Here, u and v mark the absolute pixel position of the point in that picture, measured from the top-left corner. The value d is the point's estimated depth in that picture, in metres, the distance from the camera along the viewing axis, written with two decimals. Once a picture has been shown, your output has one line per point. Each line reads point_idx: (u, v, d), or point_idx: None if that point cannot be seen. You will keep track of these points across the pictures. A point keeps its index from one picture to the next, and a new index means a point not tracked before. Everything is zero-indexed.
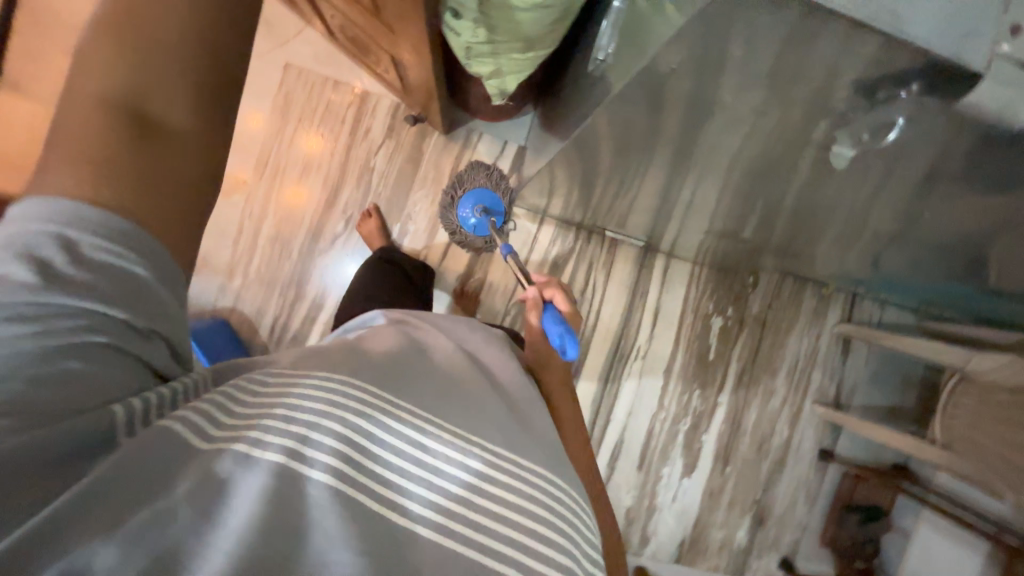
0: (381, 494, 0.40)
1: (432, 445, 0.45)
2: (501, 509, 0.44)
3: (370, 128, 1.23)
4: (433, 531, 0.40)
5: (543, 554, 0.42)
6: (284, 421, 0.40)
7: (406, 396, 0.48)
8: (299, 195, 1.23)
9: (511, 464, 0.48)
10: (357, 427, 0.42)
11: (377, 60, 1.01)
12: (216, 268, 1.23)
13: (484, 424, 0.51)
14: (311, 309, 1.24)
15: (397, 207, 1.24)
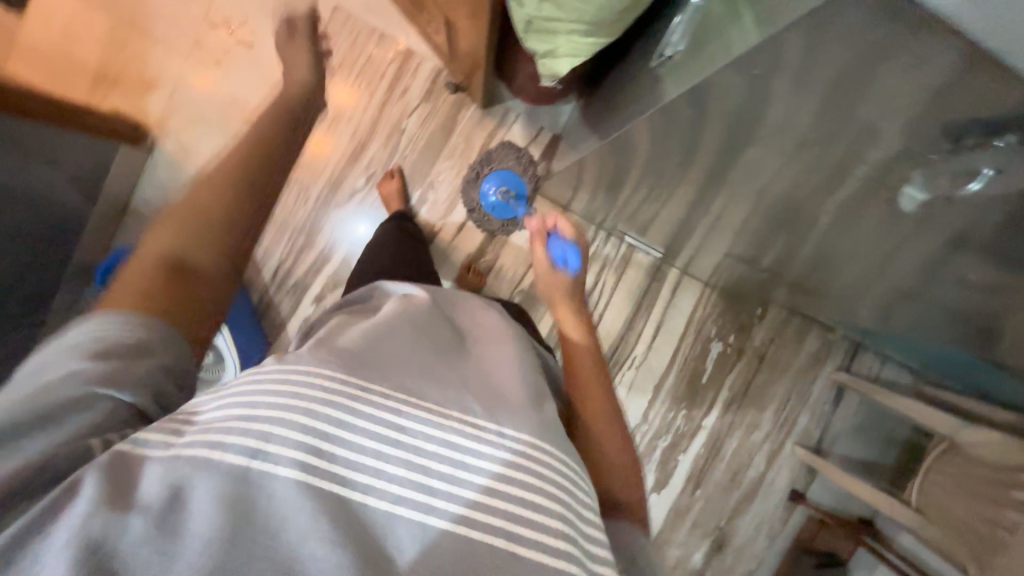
0: (350, 476, 0.38)
1: (407, 421, 0.42)
2: (488, 482, 0.41)
3: (408, 89, 1.20)
4: (410, 508, 0.38)
5: (538, 524, 0.39)
6: (244, 418, 0.39)
7: (382, 374, 0.45)
8: (325, 144, 1.22)
9: (502, 430, 0.44)
10: (321, 411, 0.40)
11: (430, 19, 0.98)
12: None
13: (469, 395, 0.46)
14: (317, 260, 1.22)
15: (420, 173, 1.21)
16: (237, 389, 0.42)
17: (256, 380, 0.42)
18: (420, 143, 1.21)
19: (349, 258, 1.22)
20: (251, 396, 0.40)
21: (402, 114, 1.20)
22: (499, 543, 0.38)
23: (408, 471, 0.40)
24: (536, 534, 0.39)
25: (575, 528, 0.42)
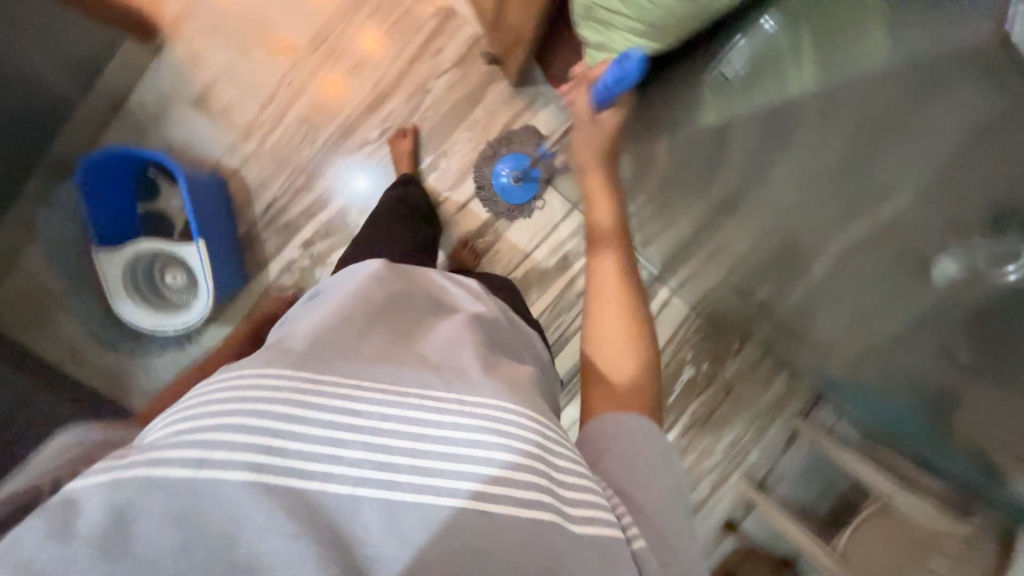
0: (303, 467, 0.37)
1: (356, 403, 0.40)
2: (450, 448, 0.40)
3: (441, 49, 1.15)
4: (370, 487, 0.37)
5: (507, 480, 0.39)
6: (189, 432, 0.38)
7: (334, 364, 0.43)
8: (344, 87, 1.17)
9: (459, 399, 0.43)
10: (266, 412, 0.38)
11: None
12: (235, 124, 1.17)
13: (423, 371, 0.45)
14: (312, 204, 1.17)
15: (437, 139, 1.18)
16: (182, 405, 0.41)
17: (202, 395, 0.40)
18: (442, 108, 1.17)
19: (345, 210, 1.17)
20: (194, 411, 0.39)
21: (430, 74, 1.16)
22: (467, 504, 0.38)
23: (364, 454, 0.38)
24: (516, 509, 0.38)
25: (550, 479, 0.41)
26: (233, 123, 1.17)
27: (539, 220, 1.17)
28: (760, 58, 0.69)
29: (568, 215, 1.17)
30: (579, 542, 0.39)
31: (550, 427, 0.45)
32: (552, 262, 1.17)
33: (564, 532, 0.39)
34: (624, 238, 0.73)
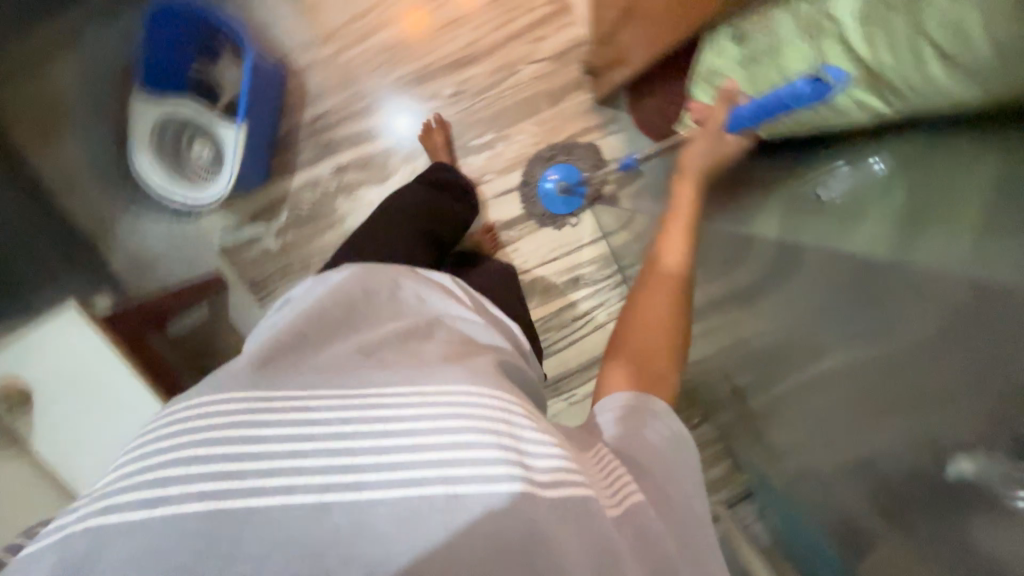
0: (263, 483, 0.34)
1: (308, 405, 0.38)
2: (415, 436, 0.37)
3: (543, 40, 1.13)
4: (339, 490, 0.34)
5: (483, 465, 0.36)
6: (140, 469, 0.35)
7: (286, 377, 0.41)
8: (436, 36, 1.14)
9: (418, 389, 0.41)
10: (214, 438, 0.36)
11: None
12: (317, 25, 1.13)
13: (376, 369, 0.43)
14: (359, 133, 1.14)
15: (502, 120, 1.15)
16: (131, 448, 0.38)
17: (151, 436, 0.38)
18: (521, 95, 1.15)
19: (387, 150, 1.14)
20: (141, 451, 0.36)
21: (523, 59, 1.14)
22: (441, 492, 0.35)
23: (328, 458, 0.35)
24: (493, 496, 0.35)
25: (522, 464, 0.38)
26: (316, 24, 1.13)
27: (563, 236, 1.19)
28: (853, 195, 0.54)
29: (595, 241, 1.20)
30: (553, 509, 0.37)
31: (517, 406, 0.43)
32: (561, 279, 1.19)
33: (540, 502, 0.37)
34: (683, 291, 0.63)
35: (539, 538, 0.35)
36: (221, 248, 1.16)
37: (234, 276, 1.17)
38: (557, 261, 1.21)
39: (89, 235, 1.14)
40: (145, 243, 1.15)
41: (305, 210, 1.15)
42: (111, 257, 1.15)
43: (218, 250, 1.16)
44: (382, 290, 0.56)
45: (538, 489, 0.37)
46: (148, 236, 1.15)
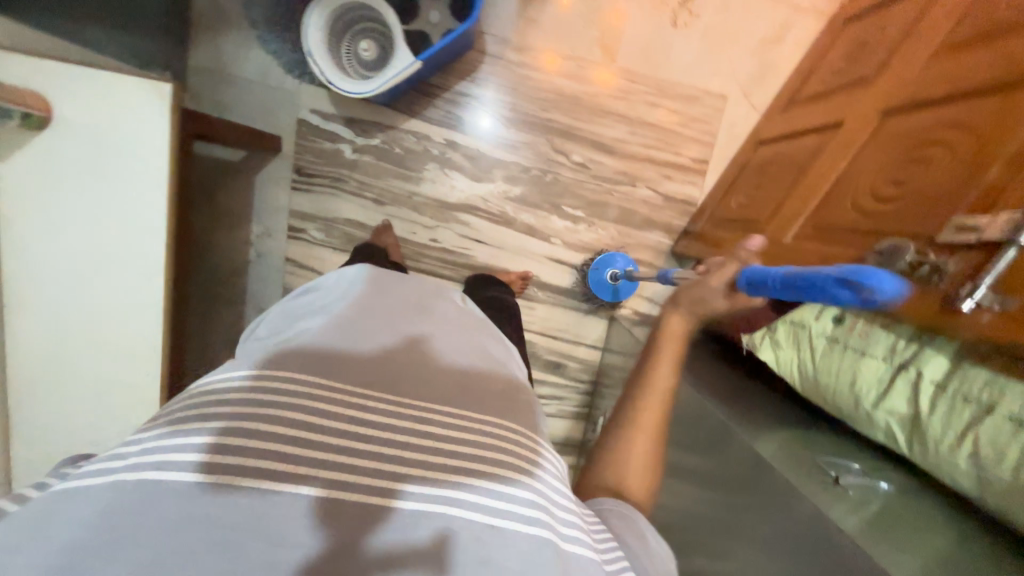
0: (314, 472, 0.37)
1: (365, 402, 0.43)
2: (465, 460, 0.42)
3: (670, 180, 1.21)
4: (388, 496, 0.38)
5: (518, 509, 0.40)
6: (198, 431, 0.37)
7: (341, 370, 0.45)
8: (602, 116, 1.17)
9: (466, 416, 0.46)
10: (274, 417, 0.39)
11: (752, 195, 1.02)
12: (513, 20, 1.12)
13: (426, 383, 0.48)
14: (482, 133, 1.16)
15: (594, 211, 1.22)
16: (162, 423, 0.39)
17: (191, 405, 0.40)
18: (626, 206, 1.22)
19: (496, 160, 1.18)
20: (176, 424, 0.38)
21: (648, 185, 1.21)
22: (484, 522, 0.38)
23: (380, 461, 0.39)
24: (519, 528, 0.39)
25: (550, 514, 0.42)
26: (519, 24, 1.12)
27: (570, 322, 1.28)
28: (875, 501, 0.55)
29: (592, 347, 1.30)
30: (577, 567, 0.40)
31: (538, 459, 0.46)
32: (547, 355, 1.29)
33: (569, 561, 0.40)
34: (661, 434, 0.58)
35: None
36: (297, 120, 1.13)
37: (288, 149, 1.15)
38: (553, 340, 1.29)
39: (191, 16, 1.08)
40: (232, 63, 1.09)
41: (396, 151, 1.16)
42: (193, 49, 1.09)
43: (293, 119, 1.13)
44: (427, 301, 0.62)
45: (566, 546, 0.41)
46: (240, 61, 1.09)
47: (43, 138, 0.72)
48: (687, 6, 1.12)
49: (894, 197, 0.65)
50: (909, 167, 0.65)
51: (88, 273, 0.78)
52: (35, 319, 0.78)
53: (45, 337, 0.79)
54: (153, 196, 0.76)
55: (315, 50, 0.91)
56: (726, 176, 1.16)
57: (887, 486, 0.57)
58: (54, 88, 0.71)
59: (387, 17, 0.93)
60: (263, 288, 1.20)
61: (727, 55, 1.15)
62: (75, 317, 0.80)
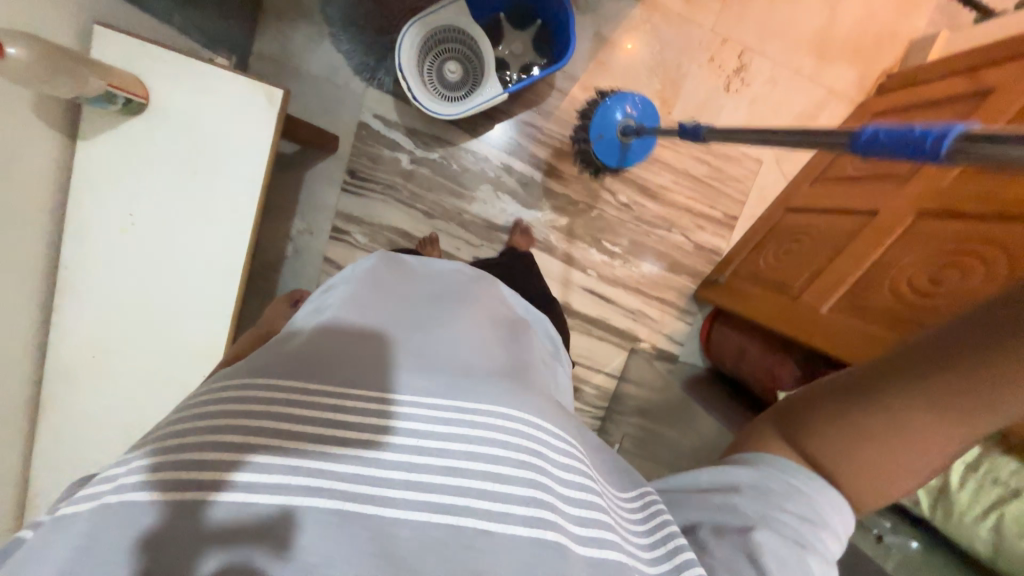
0: (286, 483, 0.36)
1: (344, 404, 0.42)
2: (447, 460, 0.39)
3: (702, 229, 1.29)
4: (361, 504, 0.36)
5: (517, 509, 0.38)
6: (175, 449, 0.37)
7: (323, 368, 0.44)
8: (652, 161, 1.23)
9: (449, 405, 0.42)
10: (249, 428, 0.38)
11: (787, 260, 1.11)
12: (584, 61, 1.17)
13: (412, 375, 0.45)
14: (539, 163, 1.20)
15: (631, 250, 1.28)
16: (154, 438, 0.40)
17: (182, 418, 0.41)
18: (662, 248, 1.29)
19: (547, 190, 1.22)
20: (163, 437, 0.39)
21: (684, 232, 1.28)
22: (469, 525, 0.37)
23: (372, 468, 0.38)
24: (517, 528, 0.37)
25: (555, 500, 0.39)
26: (588, 65, 1.17)
27: (594, 349, 1.34)
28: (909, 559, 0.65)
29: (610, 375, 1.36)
30: (585, 567, 0.37)
31: (546, 446, 0.42)
32: None
33: (570, 558, 0.37)
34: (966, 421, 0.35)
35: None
36: (358, 122, 1.11)
37: (344, 150, 1.13)
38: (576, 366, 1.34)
39: (264, 2, 1.05)
40: (299, 56, 1.07)
41: (452, 167, 1.17)
42: (262, 36, 1.06)
43: (354, 121, 1.11)
44: (427, 291, 0.60)
45: (569, 542, 0.38)
46: (309, 55, 1.07)
47: (140, 126, 0.69)
48: (740, 75, 1.21)
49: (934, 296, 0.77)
50: (946, 270, 0.78)
51: (153, 269, 0.73)
52: (84, 308, 0.72)
53: (90, 329, 0.73)
54: (240, 195, 0.73)
55: (407, 72, 0.91)
56: (753, 233, 1.26)
57: (917, 545, 0.67)
58: (159, 77, 0.68)
59: (483, 44, 0.95)
60: (297, 285, 1.16)
61: (769, 124, 1.25)
62: (128, 311, 0.74)
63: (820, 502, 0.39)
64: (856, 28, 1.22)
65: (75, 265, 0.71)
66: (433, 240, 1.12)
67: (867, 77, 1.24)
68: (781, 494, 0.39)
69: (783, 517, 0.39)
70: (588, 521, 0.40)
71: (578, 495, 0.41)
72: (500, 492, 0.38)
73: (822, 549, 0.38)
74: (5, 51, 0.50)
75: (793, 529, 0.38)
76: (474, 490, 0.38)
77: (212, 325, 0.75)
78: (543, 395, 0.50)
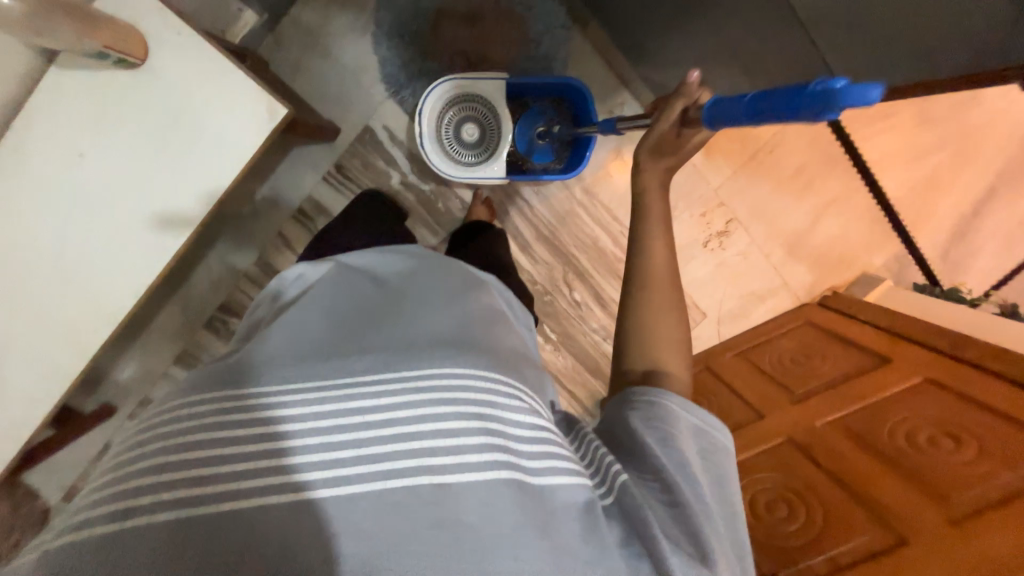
0: (231, 482, 0.40)
1: (285, 397, 0.44)
2: (397, 427, 0.43)
3: None
4: (319, 485, 0.41)
5: (470, 458, 0.43)
6: (119, 482, 0.40)
7: (263, 371, 0.47)
8: (616, 276, 1.29)
9: (394, 376, 0.45)
10: (186, 445, 0.41)
11: (719, 385, 1.24)
12: (597, 170, 1.24)
13: (354, 357, 0.48)
14: (521, 236, 1.25)
15: (567, 344, 1.31)
16: (112, 469, 0.42)
17: (136, 442, 0.44)
18: (594, 354, 1.31)
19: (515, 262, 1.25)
20: (125, 466, 0.41)
21: None
22: (425, 482, 0.42)
23: (325, 448, 0.42)
24: (472, 475, 0.42)
25: (508, 451, 0.45)
26: (596, 172, 1.24)
27: None
28: None
29: None
30: (538, 494, 0.45)
31: (484, 402, 0.46)
32: None
33: (525, 486, 0.44)
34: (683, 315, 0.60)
35: (530, 526, 0.42)
36: (365, 126, 1.09)
37: (343, 142, 1.10)
38: None
39: None
40: (335, 39, 1.05)
41: (437, 205, 1.16)
42: (305, 5, 1.03)
43: (363, 122, 1.09)
44: (369, 282, 0.65)
45: (523, 472, 0.45)
46: (345, 43, 1.05)
47: (126, 84, 0.67)
48: (721, 237, 1.32)
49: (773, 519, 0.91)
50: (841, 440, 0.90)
51: (80, 217, 0.70)
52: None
53: None
54: (202, 185, 0.71)
55: (426, 110, 0.95)
56: (711, 351, 1.36)
57: None
58: (168, 45, 0.67)
59: (505, 126, 0.99)
60: (238, 247, 1.12)
61: (727, 289, 1.36)
62: (32, 246, 0.69)
63: (669, 408, 0.52)
64: (827, 244, 1.35)
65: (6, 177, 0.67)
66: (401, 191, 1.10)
67: (818, 288, 1.38)
68: (643, 413, 0.52)
69: (648, 431, 0.51)
70: (541, 459, 0.47)
71: (524, 433, 0.47)
72: (449, 450, 0.43)
73: (679, 433, 0.51)
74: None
75: (653, 431, 0.51)
76: (424, 453, 0.42)
77: (119, 292, 0.72)
78: (483, 346, 0.53)
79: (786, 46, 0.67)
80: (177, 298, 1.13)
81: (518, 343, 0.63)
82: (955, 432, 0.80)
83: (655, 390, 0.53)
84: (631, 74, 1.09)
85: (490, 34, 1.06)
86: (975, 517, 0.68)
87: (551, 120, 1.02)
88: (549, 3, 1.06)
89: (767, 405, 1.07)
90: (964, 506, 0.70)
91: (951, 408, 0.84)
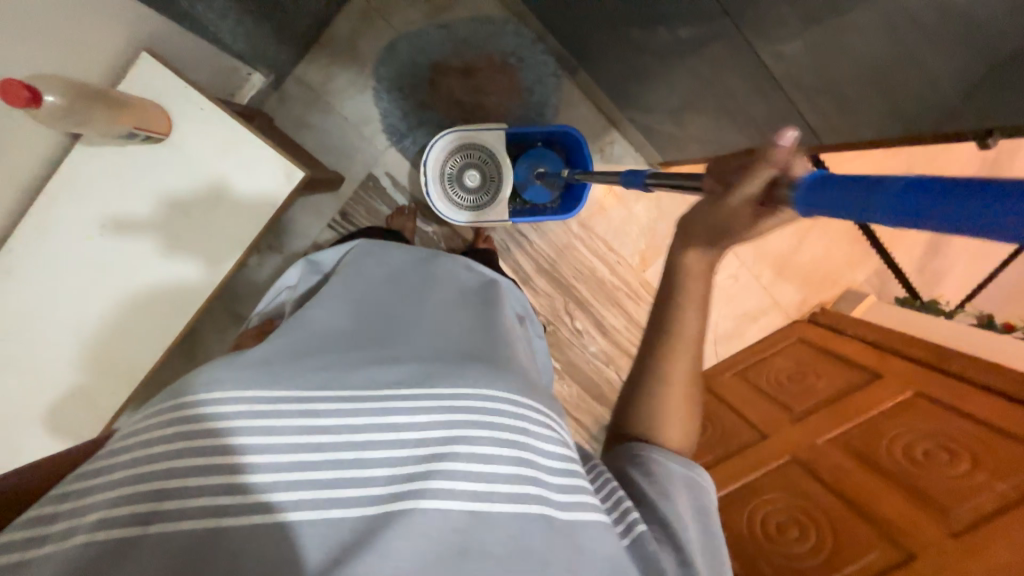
0: (257, 495, 0.40)
1: (316, 407, 0.44)
2: (432, 447, 0.44)
3: None
4: (346, 506, 0.41)
5: (502, 486, 0.44)
6: (134, 481, 0.39)
7: (292, 379, 0.46)
8: (615, 304, 1.33)
9: (430, 395, 0.47)
10: (210, 451, 0.40)
11: (727, 397, 1.28)
12: (592, 207, 1.30)
13: (387, 368, 0.51)
14: (524, 272, 1.30)
15: (573, 375, 1.33)
16: (119, 460, 0.40)
17: (149, 432, 0.42)
18: (598, 380, 1.33)
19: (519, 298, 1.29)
20: (137, 459, 0.40)
21: (620, 372, 1.33)
22: (457, 507, 0.42)
23: (358, 466, 0.42)
24: (504, 503, 0.43)
25: (537, 474, 0.46)
26: (591, 206, 1.30)
27: None
28: None
29: None
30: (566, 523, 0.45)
31: (520, 428, 0.48)
32: None
33: (554, 522, 0.44)
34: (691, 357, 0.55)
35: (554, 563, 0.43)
36: (368, 173, 1.14)
37: (345, 190, 1.14)
38: None
39: (324, 37, 1.09)
40: (335, 94, 1.11)
41: (441, 245, 1.19)
42: (309, 66, 1.09)
43: (366, 170, 1.14)
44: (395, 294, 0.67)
45: (552, 507, 0.45)
46: (346, 97, 1.11)
47: (151, 155, 0.75)
48: None
49: (784, 530, 0.91)
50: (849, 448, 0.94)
51: (119, 280, 0.76)
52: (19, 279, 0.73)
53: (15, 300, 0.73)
54: (217, 242, 0.78)
55: (431, 159, 1.03)
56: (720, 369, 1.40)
57: None
58: (189, 122, 0.75)
59: (504, 182, 1.06)
60: (245, 296, 1.14)
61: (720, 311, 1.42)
62: (58, 295, 0.75)
63: (656, 461, 0.53)
64: (811, 264, 1.42)
65: (41, 241, 0.74)
66: (406, 213, 1.12)
67: (807, 305, 1.44)
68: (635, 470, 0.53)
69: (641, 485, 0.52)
70: (567, 489, 0.47)
71: (554, 465, 0.48)
72: (482, 471, 0.44)
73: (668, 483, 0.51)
74: (42, 99, 0.60)
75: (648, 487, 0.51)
76: (459, 477, 0.43)
77: (137, 341, 0.78)
78: (511, 369, 0.56)
79: (765, 104, 0.73)
80: (184, 350, 1.13)
81: (532, 370, 0.64)
82: (947, 444, 0.84)
83: (641, 445, 0.54)
84: (618, 116, 1.15)
85: (484, 84, 1.12)
86: (976, 528, 0.71)
87: (556, 163, 1.08)
88: (539, 55, 1.13)
89: (778, 416, 1.11)
90: (963, 517, 0.73)
91: (945, 421, 0.88)
